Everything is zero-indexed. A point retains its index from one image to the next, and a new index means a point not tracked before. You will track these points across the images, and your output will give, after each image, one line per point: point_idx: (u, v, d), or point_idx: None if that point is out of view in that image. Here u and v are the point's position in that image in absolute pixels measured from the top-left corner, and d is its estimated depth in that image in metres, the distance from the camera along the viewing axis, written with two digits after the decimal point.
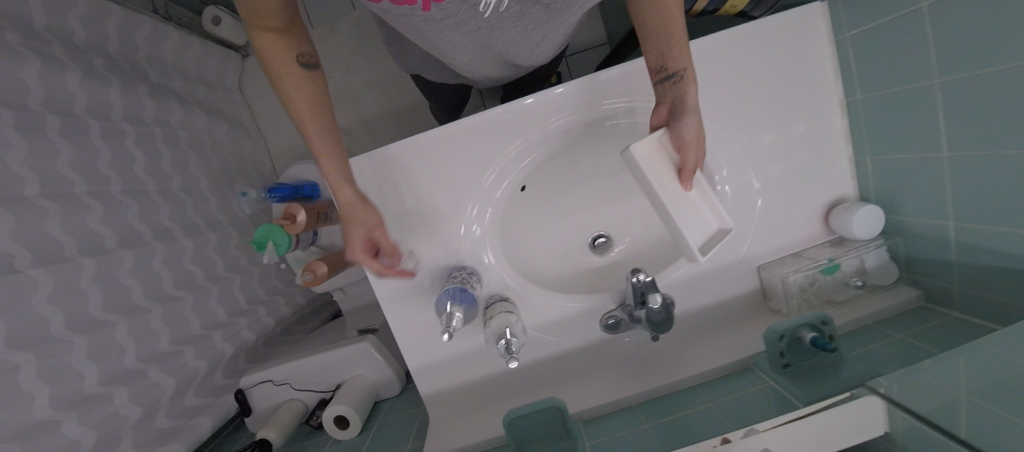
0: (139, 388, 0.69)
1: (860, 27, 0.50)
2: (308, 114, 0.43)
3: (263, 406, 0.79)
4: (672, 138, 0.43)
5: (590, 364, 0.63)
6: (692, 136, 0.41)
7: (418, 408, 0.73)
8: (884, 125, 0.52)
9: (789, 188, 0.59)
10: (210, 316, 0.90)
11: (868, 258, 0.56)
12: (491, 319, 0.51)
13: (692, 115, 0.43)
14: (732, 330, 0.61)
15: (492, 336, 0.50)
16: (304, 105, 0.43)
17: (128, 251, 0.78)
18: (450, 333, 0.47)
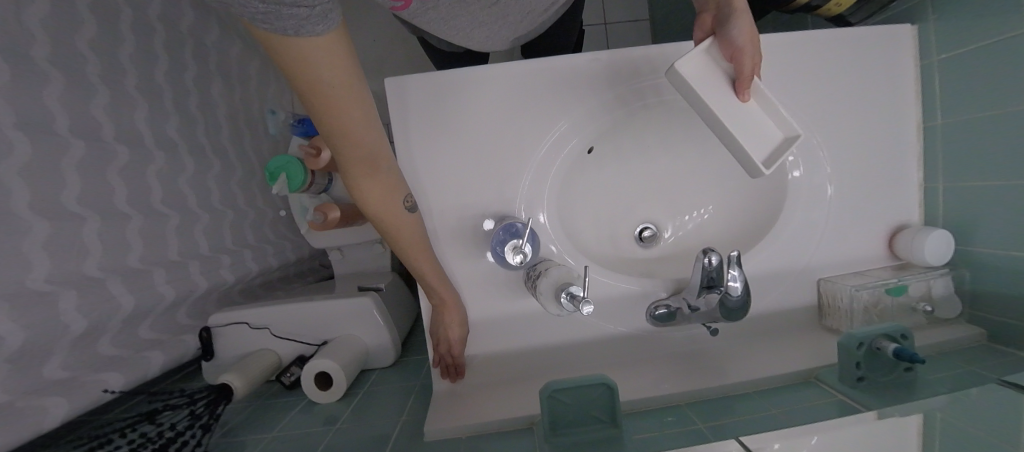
0: (94, 299, 0.56)
1: (953, 51, 0.51)
2: (388, 215, 0.46)
3: (229, 352, 0.67)
4: (720, 48, 0.43)
5: (631, 352, 0.58)
6: (743, 39, 0.41)
7: (417, 380, 0.64)
8: (966, 152, 0.52)
9: (858, 202, 0.58)
10: (193, 245, 0.79)
11: (935, 286, 0.53)
12: (542, 275, 0.46)
13: (742, 16, 0.42)
14: (786, 342, 0.57)
15: (549, 289, 0.45)
16: (382, 209, 0.46)
17: (124, 147, 0.68)
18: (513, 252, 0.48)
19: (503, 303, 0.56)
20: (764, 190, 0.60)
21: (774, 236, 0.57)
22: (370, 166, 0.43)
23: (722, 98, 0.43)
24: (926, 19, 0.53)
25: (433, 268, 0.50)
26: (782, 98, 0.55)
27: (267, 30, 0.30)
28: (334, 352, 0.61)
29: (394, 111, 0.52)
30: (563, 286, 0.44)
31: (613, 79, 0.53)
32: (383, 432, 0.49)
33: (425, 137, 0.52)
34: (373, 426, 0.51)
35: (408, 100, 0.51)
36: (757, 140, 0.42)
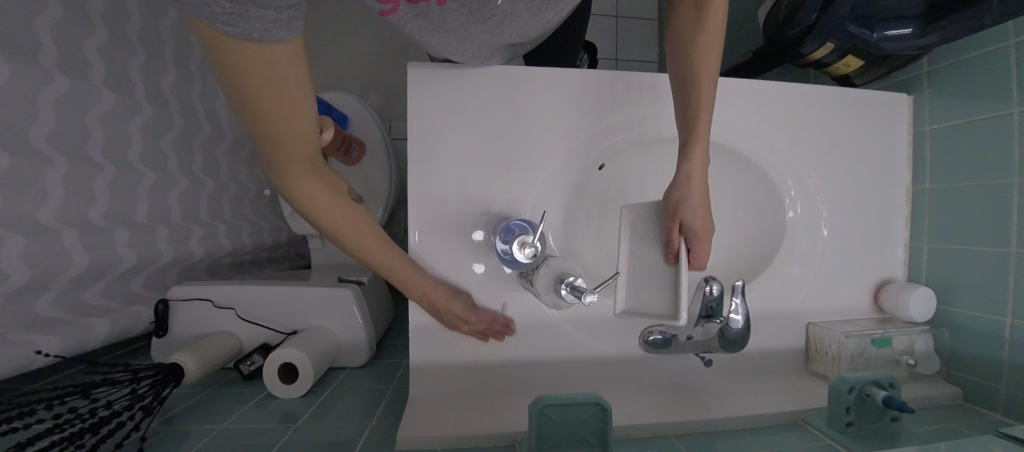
0: (42, 247, 0.50)
1: (943, 123, 0.55)
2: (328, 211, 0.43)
3: (185, 330, 0.61)
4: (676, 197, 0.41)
5: (617, 379, 0.55)
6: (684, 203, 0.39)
7: (388, 383, 0.59)
8: (950, 217, 0.55)
9: (849, 253, 0.59)
10: (164, 210, 0.73)
11: (918, 342, 0.54)
12: (541, 265, 0.44)
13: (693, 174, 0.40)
14: (774, 383, 0.56)
15: (548, 279, 0.44)
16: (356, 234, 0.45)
17: (112, 94, 0.64)
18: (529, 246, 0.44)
19: (492, 308, 0.53)
20: (762, 230, 0.61)
21: (771, 274, 0.57)
22: (311, 164, 0.40)
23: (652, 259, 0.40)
24: (921, 90, 0.58)
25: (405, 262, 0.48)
26: (789, 144, 0.57)
27: (226, 32, 0.25)
28: (303, 342, 0.56)
29: (414, 98, 0.50)
30: (563, 277, 0.43)
31: (634, 100, 0.55)
32: (347, 437, 0.44)
33: (438, 128, 0.51)
34: (335, 428, 0.46)
35: (427, 88, 0.50)
36: (649, 301, 0.37)
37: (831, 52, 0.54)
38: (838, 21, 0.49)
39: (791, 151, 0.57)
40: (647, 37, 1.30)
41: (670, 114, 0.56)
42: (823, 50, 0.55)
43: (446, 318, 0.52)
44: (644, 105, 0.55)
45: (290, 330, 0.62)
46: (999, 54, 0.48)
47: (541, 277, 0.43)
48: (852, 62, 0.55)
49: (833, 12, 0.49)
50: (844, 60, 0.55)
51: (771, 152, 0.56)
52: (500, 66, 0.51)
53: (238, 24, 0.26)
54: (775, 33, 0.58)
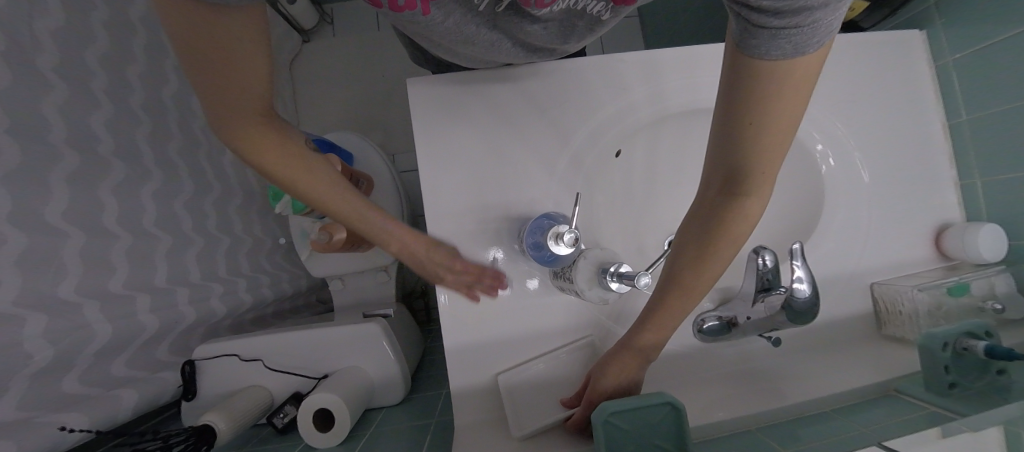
0: (63, 323, 0.49)
1: (963, 50, 0.53)
2: (275, 162, 0.33)
3: (214, 390, 0.58)
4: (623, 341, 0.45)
5: (680, 377, 0.51)
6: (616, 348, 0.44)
7: (430, 418, 0.55)
8: (992, 146, 0.52)
9: (896, 201, 0.55)
10: (183, 271, 0.72)
11: (998, 284, 0.49)
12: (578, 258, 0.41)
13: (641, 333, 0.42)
14: (848, 352, 0.51)
15: (590, 271, 0.40)
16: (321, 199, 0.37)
17: (121, 164, 0.65)
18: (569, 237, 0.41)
19: (527, 316, 0.49)
20: (800, 192, 0.58)
21: (819, 236, 0.53)
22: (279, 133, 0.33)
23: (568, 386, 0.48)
24: (933, 24, 0.56)
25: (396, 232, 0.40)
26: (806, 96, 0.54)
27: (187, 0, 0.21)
28: (336, 384, 0.53)
29: (417, 113, 0.50)
30: (604, 267, 0.40)
31: (642, 79, 0.53)
32: None
33: (444, 137, 0.50)
34: None
35: (427, 98, 0.50)
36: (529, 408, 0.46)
37: None
38: None
39: (811, 103, 0.54)
40: (633, 29, 1.30)
41: (679, 88, 0.54)
42: None
43: (482, 334, 0.49)
44: (650, 83, 0.53)
45: (321, 375, 0.59)
46: None
47: (583, 272, 0.40)
48: None
49: None
50: None
51: None
52: (496, 69, 0.50)
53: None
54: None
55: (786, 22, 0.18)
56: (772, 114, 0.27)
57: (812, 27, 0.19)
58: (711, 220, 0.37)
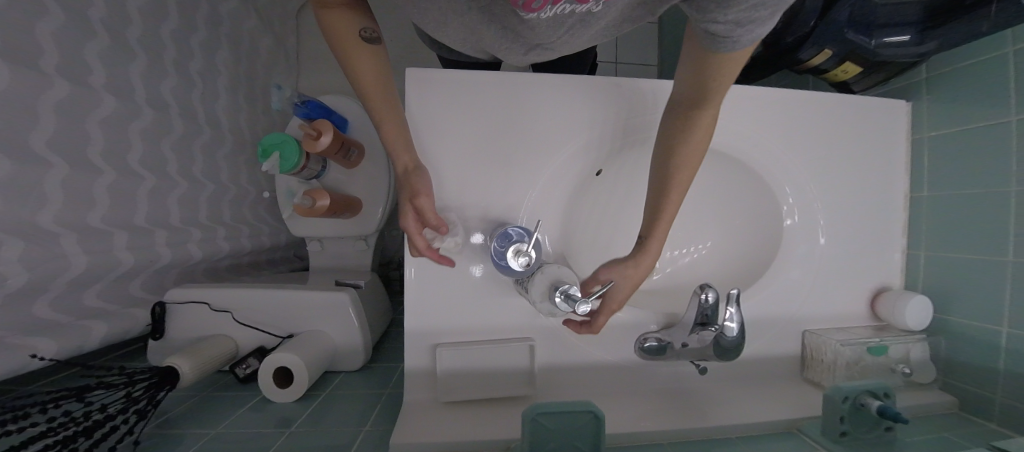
0: (40, 251, 0.51)
1: (941, 129, 0.55)
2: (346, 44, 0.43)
3: (182, 333, 0.60)
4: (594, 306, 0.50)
5: (615, 389, 0.54)
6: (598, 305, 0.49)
7: (382, 389, 0.59)
8: (944, 225, 0.55)
9: (847, 260, 0.59)
10: (164, 212, 0.73)
11: (914, 350, 0.54)
12: (535, 272, 0.44)
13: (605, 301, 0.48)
14: (771, 389, 0.56)
15: (542, 284, 0.43)
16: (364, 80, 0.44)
17: (111, 98, 0.64)
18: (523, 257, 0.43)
19: (487, 312, 0.52)
20: (763, 235, 0.61)
21: (768, 280, 0.57)
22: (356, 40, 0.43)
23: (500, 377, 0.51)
24: (920, 97, 0.58)
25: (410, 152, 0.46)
26: (785, 149, 0.56)
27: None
28: (298, 347, 0.56)
29: (412, 101, 0.50)
30: (557, 284, 0.43)
31: (634, 106, 0.55)
32: (340, 442, 0.45)
33: (435, 132, 0.51)
34: (331, 436, 0.46)
35: (426, 89, 0.50)
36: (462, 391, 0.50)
37: (829, 59, 0.53)
38: (837, 29, 0.49)
39: (788, 157, 0.56)
40: (648, 39, 1.29)
41: None
42: (819, 59, 0.53)
43: (441, 322, 0.52)
44: (642, 111, 0.55)
45: (286, 334, 0.62)
46: (997, 62, 0.48)
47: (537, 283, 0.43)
48: (848, 71, 0.54)
49: (830, 23, 0.49)
50: (839, 70, 0.54)
51: (769, 157, 0.56)
52: (496, 72, 0.51)
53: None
54: (770, 41, 0.55)
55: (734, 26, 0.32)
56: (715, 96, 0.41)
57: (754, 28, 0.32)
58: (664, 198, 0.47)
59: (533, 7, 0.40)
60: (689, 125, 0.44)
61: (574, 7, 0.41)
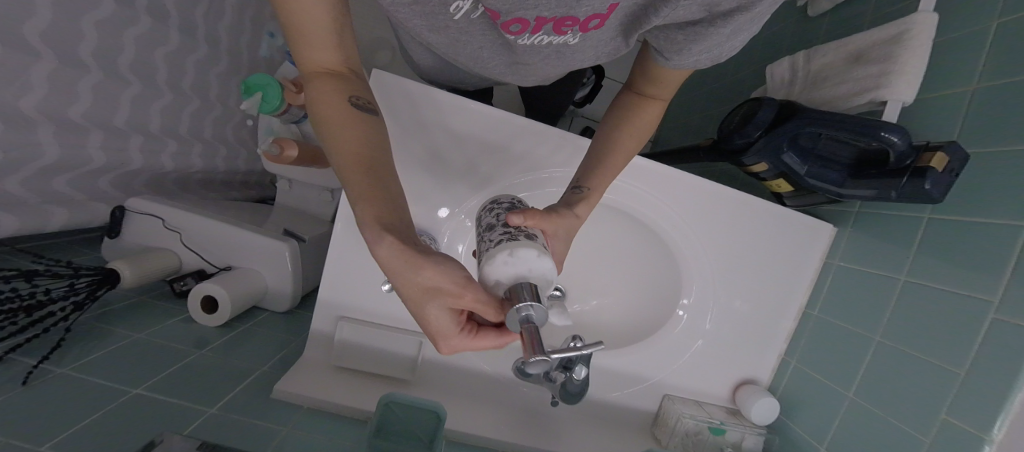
0: (17, 138, 0.56)
1: (848, 263, 0.60)
2: (337, 133, 0.28)
3: (132, 239, 0.67)
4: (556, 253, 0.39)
5: (483, 394, 0.62)
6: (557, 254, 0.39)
7: (294, 336, 0.67)
8: (817, 346, 0.61)
9: (725, 347, 0.65)
10: (144, 120, 0.78)
11: (749, 439, 0.61)
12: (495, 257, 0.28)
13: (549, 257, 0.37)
14: (617, 434, 0.64)
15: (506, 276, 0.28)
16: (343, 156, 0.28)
17: (111, 0, 0.66)
18: None
19: (390, 301, 0.59)
20: (660, 304, 0.66)
21: (647, 343, 0.62)
22: (361, 121, 0.29)
23: (388, 358, 0.59)
24: (844, 227, 0.62)
25: (445, 275, 0.25)
26: (702, 239, 0.62)
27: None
28: (230, 281, 0.63)
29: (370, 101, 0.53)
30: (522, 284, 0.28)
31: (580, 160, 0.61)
32: (235, 374, 0.53)
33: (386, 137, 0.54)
34: (231, 367, 0.54)
35: (388, 95, 0.53)
36: (355, 359, 0.59)
37: (767, 170, 0.55)
38: (776, 149, 0.51)
39: (702, 247, 0.62)
40: None
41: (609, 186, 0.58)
42: (759, 168, 0.56)
43: (347, 298, 0.58)
44: None
45: (226, 265, 0.70)
46: (913, 224, 0.52)
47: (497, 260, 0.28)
48: (781, 187, 0.57)
49: (772, 140, 0.52)
50: (775, 182, 0.57)
51: (682, 241, 0.61)
52: (463, 98, 0.55)
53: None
54: (721, 135, 0.58)
55: (715, 52, 0.39)
56: (660, 85, 0.47)
57: (729, 45, 0.39)
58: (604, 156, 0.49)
59: (512, 31, 0.39)
60: (637, 110, 0.50)
61: (552, 39, 0.41)
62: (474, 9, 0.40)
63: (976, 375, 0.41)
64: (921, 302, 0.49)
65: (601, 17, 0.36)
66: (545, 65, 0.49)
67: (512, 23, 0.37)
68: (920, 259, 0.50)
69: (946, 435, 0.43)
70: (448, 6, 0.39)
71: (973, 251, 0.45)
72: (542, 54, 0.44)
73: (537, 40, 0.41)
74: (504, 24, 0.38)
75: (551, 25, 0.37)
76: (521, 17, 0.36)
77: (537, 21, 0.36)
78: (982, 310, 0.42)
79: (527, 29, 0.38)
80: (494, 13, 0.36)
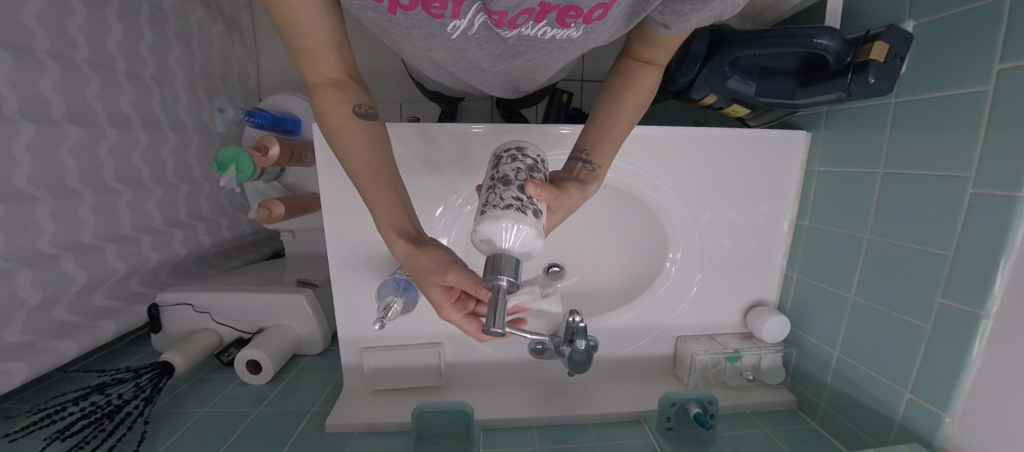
0: (44, 275, 0.63)
1: (828, 166, 0.59)
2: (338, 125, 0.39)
3: (175, 328, 0.76)
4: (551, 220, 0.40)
5: (508, 379, 0.68)
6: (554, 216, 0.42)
7: (333, 371, 0.74)
8: (815, 255, 0.62)
9: (726, 279, 0.67)
10: (146, 220, 0.84)
11: (766, 358, 0.65)
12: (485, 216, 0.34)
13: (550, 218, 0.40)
14: (639, 383, 0.68)
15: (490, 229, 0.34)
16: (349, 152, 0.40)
17: (75, 126, 0.70)
18: (383, 322, 0.45)
19: (401, 325, 0.63)
20: (652, 256, 0.68)
21: (646, 297, 0.65)
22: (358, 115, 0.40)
23: (417, 371, 0.66)
24: (818, 128, 0.61)
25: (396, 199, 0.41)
26: (676, 185, 0.62)
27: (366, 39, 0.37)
28: (266, 342, 0.70)
29: (324, 154, 0.56)
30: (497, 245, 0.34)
31: (539, 143, 0.61)
32: (293, 418, 0.61)
33: (350, 181, 0.57)
34: (289, 413, 0.62)
35: None
36: (389, 378, 0.66)
37: (717, 100, 0.55)
38: (720, 76, 0.51)
39: (678, 193, 0.62)
40: None
41: None
42: (710, 99, 0.56)
43: (363, 331, 0.64)
44: (549, 146, 0.61)
45: (258, 328, 0.77)
46: (882, 111, 0.50)
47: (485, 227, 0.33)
48: (738, 111, 0.57)
49: (714, 68, 0.51)
50: (731, 109, 0.56)
51: (657, 193, 0.62)
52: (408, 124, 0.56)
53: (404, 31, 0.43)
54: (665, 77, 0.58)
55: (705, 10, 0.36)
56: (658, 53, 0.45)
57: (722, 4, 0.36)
58: (592, 126, 0.48)
59: (518, 23, 0.38)
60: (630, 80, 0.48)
61: (555, 32, 0.40)
62: (472, 25, 0.41)
63: (963, 256, 0.41)
64: (903, 196, 0.48)
65: (605, 7, 0.36)
66: (545, 59, 0.49)
67: (516, 16, 0.36)
68: (896, 147, 0.49)
69: (945, 317, 0.43)
70: (446, 26, 0.40)
71: (943, 131, 0.43)
72: (540, 50, 0.45)
73: (539, 32, 0.40)
74: (506, 19, 0.37)
75: (555, 15, 0.37)
76: (530, 7, 0.35)
77: (541, 9, 0.35)
78: (961, 187, 0.41)
79: (534, 18, 0.37)
80: (498, 10, 0.35)
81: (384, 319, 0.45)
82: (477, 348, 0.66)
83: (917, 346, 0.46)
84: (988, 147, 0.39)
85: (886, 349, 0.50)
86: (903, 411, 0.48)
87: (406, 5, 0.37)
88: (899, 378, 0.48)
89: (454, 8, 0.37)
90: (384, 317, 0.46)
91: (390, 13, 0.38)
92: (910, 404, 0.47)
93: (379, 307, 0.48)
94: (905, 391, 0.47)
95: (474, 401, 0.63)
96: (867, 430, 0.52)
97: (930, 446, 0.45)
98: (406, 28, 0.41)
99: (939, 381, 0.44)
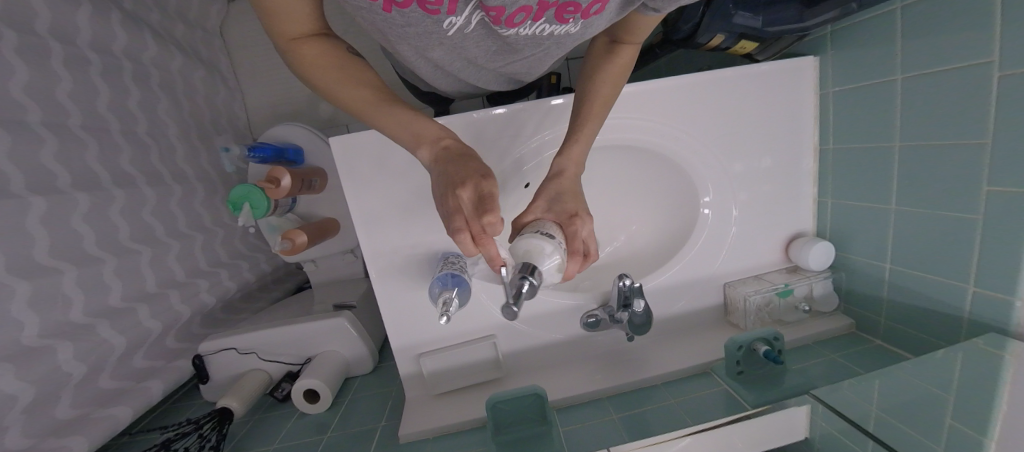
0: (85, 344, 0.62)
1: (842, 85, 0.59)
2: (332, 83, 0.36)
3: (221, 374, 0.75)
4: (561, 209, 0.36)
5: (566, 358, 0.67)
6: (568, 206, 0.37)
7: (389, 385, 0.74)
8: (846, 174, 0.62)
9: (762, 217, 0.67)
10: (169, 274, 0.83)
11: (816, 287, 0.66)
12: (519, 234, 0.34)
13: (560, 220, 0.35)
14: (696, 337, 0.68)
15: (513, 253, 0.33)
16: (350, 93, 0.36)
17: (84, 193, 0.69)
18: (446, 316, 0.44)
19: (454, 323, 0.63)
20: (685, 209, 0.68)
21: (686, 250, 0.66)
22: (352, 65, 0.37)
23: (478, 367, 0.65)
24: (825, 52, 0.61)
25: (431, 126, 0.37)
26: (695, 134, 0.62)
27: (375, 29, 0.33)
28: (319, 369, 0.69)
29: (346, 166, 0.55)
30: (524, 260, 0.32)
31: (555, 117, 0.61)
32: (362, 436, 0.60)
33: (376, 189, 0.57)
34: (356, 432, 0.61)
35: (357, 152, 0.55)
36: (452, 378, 0.65)
37: (724, 40, 0.56)
38: (726, 13, 0.51)
39: (699, 140, 0.62)
40: None
41: None
42: (718, 40, 0.56)
43: (417, 337, 0.63)
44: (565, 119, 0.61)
45: (305, 359, 0.76)
46: (888, 19, 0.51)
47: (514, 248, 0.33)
48: (745, 46, 0.58)
49: (717, 5, 0.50)
50: (738, 46, 0.58)
51: (677, 144, 0.62)
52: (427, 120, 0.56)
53: (399, 34, 0.41)
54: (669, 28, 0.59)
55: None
56: (630, 32, 0.43)
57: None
58: (580, 105, 0.47)
59: (515, 21, 0.36)
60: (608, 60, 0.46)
61: (553, 28, 0.39)
62: (469, 23, 0.39)
63: (1000, 138, 0.41)
64: (927, 95, 0.48)
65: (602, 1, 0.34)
66: (541, 53, 0.47)
67: (514, 12, 0.34)
68: (909, 50, 0.49)
69: (994, 202, 0.43)
70: (442, 23, 0.38)
71: (952, 23, 0.44)
72: (540, 45, 0.43)
73: (537, 30, 0.38)
74: (503, 17, 0.35)
75: (552, 11, 0.35)
76: (526, 5, 0.33)
77: (539, 7, 0.34)
78: (985, 71, 0.42)
79: (529, 16, 0.35)
80: (495, 7, 0.33)
81: (447, 313, 0.44)
82: (532, 331, 0.65)
83: (972, 238, 0.46)
84: (1005, 26, 0.39)
85: (938, 250, 0.50)
86: (970, 307, 0.47)
87: (401, 4, 0.33)
88: (959, 275, 0.48)
89: (451, 5, 0.34)
90: (446, 311, 0.45)
91: (385, 11, 0.35)
92: (975, 298, 0.47)
93: (438, 303, 0.47)
94: (969, 286, 0.47)
95: (541, 384, 0.63)
96: (932, 333, 0.52)
97: (1006, 333, 0.44)
98: (402, 28, 0.38)
99: (1000, 266, 0.44)
